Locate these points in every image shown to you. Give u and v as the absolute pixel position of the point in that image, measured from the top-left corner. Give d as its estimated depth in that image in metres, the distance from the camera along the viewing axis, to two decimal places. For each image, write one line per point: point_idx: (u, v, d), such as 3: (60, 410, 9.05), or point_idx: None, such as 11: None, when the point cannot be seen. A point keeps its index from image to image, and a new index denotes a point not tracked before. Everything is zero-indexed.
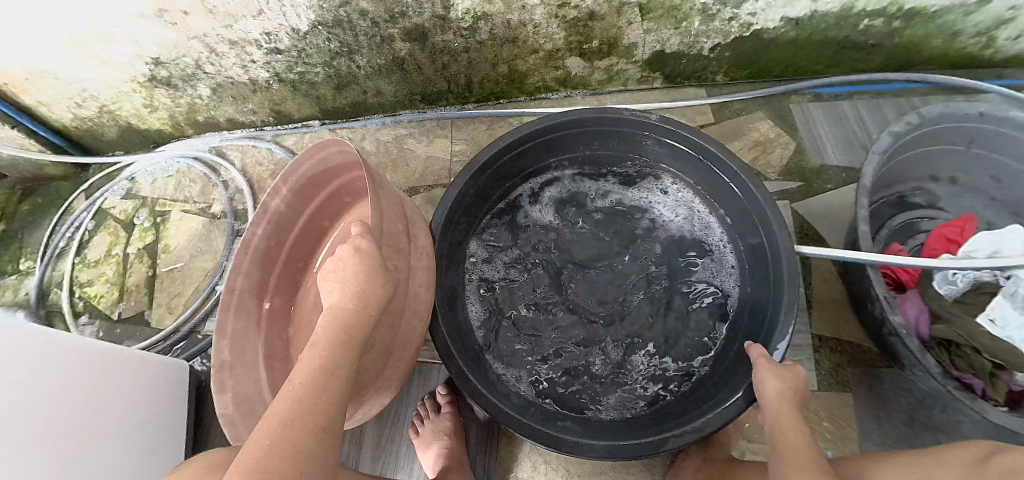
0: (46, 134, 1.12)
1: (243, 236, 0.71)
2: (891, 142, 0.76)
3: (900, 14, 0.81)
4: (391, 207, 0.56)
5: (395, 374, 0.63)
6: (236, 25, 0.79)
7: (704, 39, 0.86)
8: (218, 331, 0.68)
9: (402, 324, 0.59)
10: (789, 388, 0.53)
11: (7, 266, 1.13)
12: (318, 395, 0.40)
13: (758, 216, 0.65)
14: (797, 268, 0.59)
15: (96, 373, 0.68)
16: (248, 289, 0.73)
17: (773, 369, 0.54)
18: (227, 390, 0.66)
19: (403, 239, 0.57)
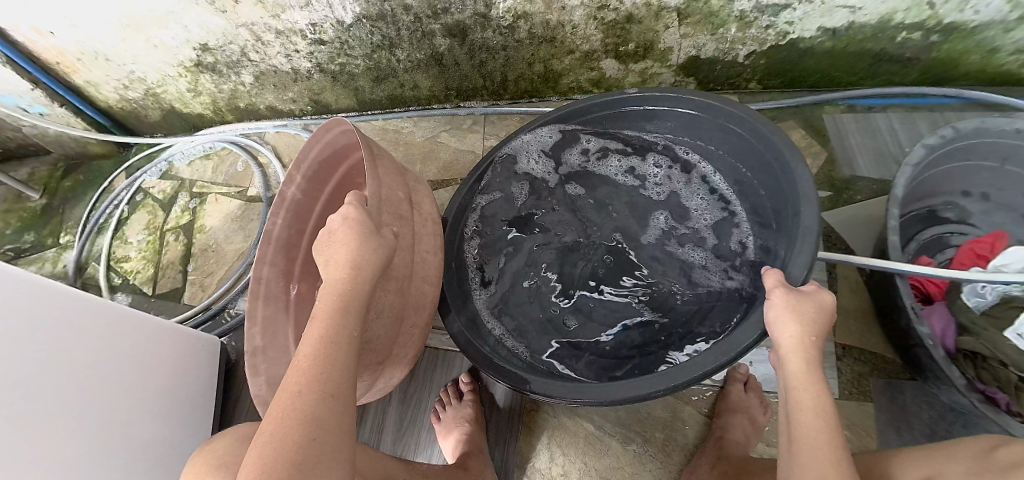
0: (92, 113, 1.17)
1: (265, 228, 0.74)
2: (924, 154, 0.75)
3: (938, 28, 0.81)
4: (387, 180, 0.60)
5: (411, 340, 0.67)
6: (284, 15, 0.82)
7: (740, 46, 0.86)
8: (251, 318, 0.70)
9: (411, 289, 0.63)
10: (812, 328, 0.46)
11: (49, 239, 1.18)
12: (322, 364, 0.44)
13: (773, 160, 0.61)
14: (814, 201, 0.53)
15: (94, 333, 0.64)
16: (275, 276, 0.76)
17: (795, 309, 0.46)
18: (261, 373, 0.67)
19: (403, 207, 0.62)
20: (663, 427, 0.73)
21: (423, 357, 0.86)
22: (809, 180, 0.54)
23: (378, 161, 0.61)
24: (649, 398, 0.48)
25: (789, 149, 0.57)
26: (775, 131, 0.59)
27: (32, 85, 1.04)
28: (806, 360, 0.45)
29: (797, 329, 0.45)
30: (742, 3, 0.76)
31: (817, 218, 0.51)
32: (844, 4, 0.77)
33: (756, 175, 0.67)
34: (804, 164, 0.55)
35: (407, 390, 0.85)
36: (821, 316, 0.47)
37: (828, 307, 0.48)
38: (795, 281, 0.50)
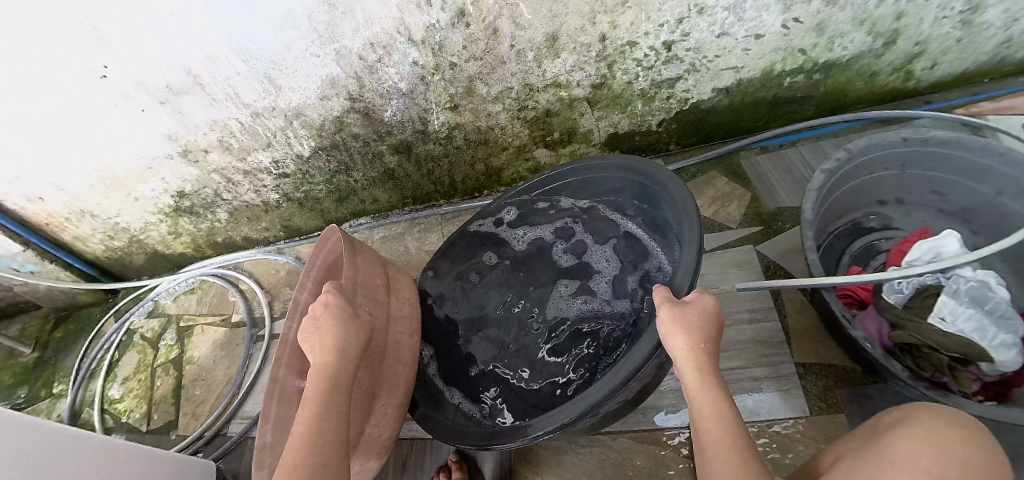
0: (80, 265, 1.25)
1: (284, 330, 0.75)
2: (825, 178, 0.86)
3: (817, 68, 0.94)
4: (366, 267, 0.71)
5: (386, 420, 0.70)
6: (249, 157, 0.94)
7: (651, 117, 0.98)
8: (264, 418, 0.67)
9: (385, 368, 0.69)
10: (699, 335, 0.52)
11: (42, 391, 1.20)
12: (314, 436, 0.49)
13: (649, 182, 0.73)
14: (688, 198, 0.64)
15: (92, 470, 0.67)
16: (291, 376, 0.74)
17: (679, 323, 0.51)
18: (267, 469, 0.63)
19: (379, 291, 0.72)
20: (649, 474, 0.74)
21: (411, 448, 0.87)
22: (691, 204, 0.63)
23: (358, 251, 0.72)
24: (597, 407, 0.54)
25: (674, 185, 0.68)
26: (661, 174, 0.71)
27: (23, 246, 1.12)
28: (699, 368, 0.51)
29: (686, 341, 0.51)
30: (641, 83, 0.89)
31: (697, 223, 0.60)
32: (728, 66, 0.90)
33: (640, 202, 0.79)
34: (682, 185, 0.66)
35: None
36: (704, 321, 0.53)
37: (709, 308, 0.55)
38: (682, 291, 0.57)
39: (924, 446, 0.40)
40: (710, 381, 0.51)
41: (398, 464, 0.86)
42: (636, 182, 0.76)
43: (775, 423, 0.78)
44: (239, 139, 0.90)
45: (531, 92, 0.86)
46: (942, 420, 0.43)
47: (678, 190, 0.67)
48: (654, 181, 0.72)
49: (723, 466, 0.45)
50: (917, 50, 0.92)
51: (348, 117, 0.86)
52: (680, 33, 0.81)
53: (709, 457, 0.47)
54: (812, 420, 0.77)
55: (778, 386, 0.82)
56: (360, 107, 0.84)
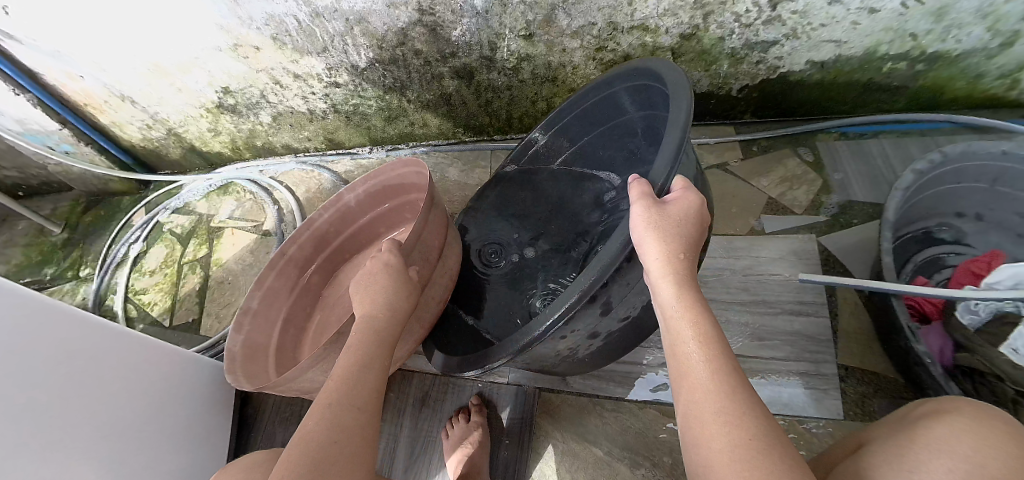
0: (116, 152, 1.23)
1: (312, 215, 0.88)
2: (914, 178, 0.79)
3: (923, 58, 0.84)
4: (432, 227, 0.72)
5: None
6: (302, 60, 0.88)
7: (734, 81, 0.91)
8: (258, 285, 0.84)
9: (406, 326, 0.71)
10: (676, 240, 0.46)
11: (68, 272, 1.21)
12: (354, 384, 0.47)
13: (638, 80, 0.71)
14: (674, 70, 0.61)
15: (121, 368, 0.67)
16: (297, 258, 0.89)
17: (654, 223, 0.46)
18: (243, 332, 0.80)
19: (433, 253, 0.72)
20: (670, 450, 0.69)
21: (433, 384, 0.84)
22: (681, 78, 0.58)
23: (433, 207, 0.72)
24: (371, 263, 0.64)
25: (667, 67, 0.63)
26: (656, 62, 0.65)
27: (60, 125, 1.11)
28: (674, 272, 0.45)
29: (660, 241, 0.46)
30: (732, 42, 0.82)
31: (683, 85, 0.56)
32: (830, 38, 0.82)
33: (637, 110, 0.76)
34: (666, 60, 0.64)
35: (420, 416, 0.82)
36: (682, 224, 0.48)
37: (691, 211, 0.49)
38: (659, 188, 0.51)
39: (963, 425, 0.37)
40: (686, 287, 0.45)
41: (418, 397, 0.83)
42: (640, 86, 0.71)
43: (807, 421, 0.73)
44: (294, 39, 0.83)
45: (613, 33, 0.78)
46: (986, 409, 0.39)
47: (662, 66, 0.63)
48: (652, 74, 0.66)
49: (708, 401, 0.35)
50: None
51: (413, 30, 0.79)
52: None
53: (682, 389, 0.38)
54: (849, 426, 0.72)
55: (816, 384, 0.76)
56: (428, 22, 0.77)
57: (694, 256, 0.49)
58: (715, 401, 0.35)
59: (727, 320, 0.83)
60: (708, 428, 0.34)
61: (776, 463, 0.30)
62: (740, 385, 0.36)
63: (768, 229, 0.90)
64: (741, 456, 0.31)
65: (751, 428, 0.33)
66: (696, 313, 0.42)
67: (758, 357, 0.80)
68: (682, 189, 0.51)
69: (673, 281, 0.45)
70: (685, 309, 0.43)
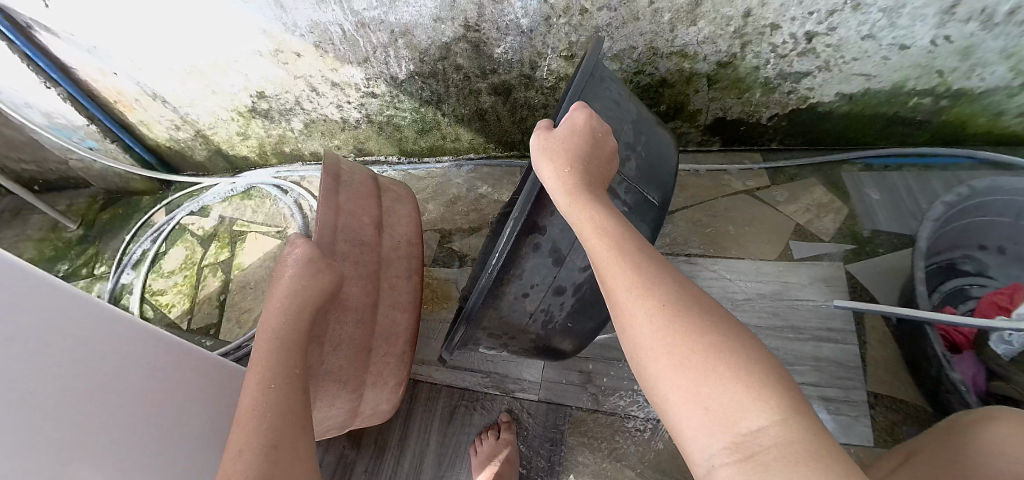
0: (140, 150, 1.22)
1: None
2: (943, 210, 0.80)
3: (948, 94, 0.85)
4: (349, 207, 0.68)
5: (387, 368, 0.72)
6: (341, 70, 0.89)
7: (765, 109, 0.92)
8: None
9: (380, 319, 0.69)
10: (569, 152, 0.49)
11: (83, 270, 1.19)
12: (265, 408, 0.45)
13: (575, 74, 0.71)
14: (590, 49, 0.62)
15: (159, 386, 0.55)
16: None
17: (547, 148, 0.50)
18: None
19: (366, 233, 0.69)
20: None
21: (460, 399, 0.83)
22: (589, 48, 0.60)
23: (341, 189, 0.69)
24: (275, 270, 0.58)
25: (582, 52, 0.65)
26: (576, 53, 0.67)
27: (87, 120, 1.11)
28: (572, 180, 0.47)
29: (559, 161, 0.49)
30: (767, 71, 0.84)
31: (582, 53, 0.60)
32: (860, 72, 0.83)
33: None
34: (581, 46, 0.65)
35: (447, 431, 0.81)
36: (575, 137, 0.50)
37: (585, 125, 0.51)
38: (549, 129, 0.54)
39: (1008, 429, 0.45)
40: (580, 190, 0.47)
41: (446, 412, 0.82)
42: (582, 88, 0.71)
43: None
44: (336, 47, 0.84)
45: (653, 57, 0.81)
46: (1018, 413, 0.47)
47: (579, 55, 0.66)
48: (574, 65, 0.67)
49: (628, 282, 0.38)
50: None
51: (456, 46, 0.80)
52: (827, 26, 0.75)
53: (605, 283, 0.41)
54: (877, 454, 0.71)
55: (845, 411, 0.76)
56: (472, 38, 0.78)
57: (596, 163, 0.51)
58: (633, 283, 0.38)
59: None
60: (631, 310, 0.37)
61: (687, 320, 0.35)
62: (647, 262, 0.39)
63: (796, 255, 0.90)
64: (659, 323, 0.35)
65: (663, 299, 0.36)
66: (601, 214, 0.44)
67: None
68: (580, 107, 0.52)
69: (573, 188, 0.47)
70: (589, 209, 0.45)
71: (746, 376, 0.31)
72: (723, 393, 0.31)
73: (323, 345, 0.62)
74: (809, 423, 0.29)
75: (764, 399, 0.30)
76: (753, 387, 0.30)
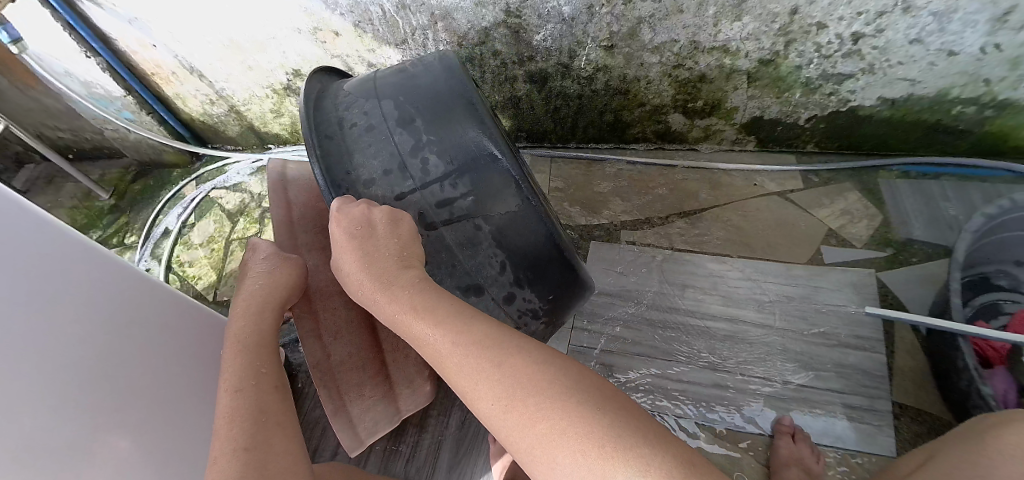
0: (174, 123, 1.25)
1: None
2: (982, 223, 0.79)
3: (994, 104, 0.83)
4: (304, 200, 0.66)
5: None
6: (379, 50, 0.90)
7: (802, 110, 0.91)
8: None
9: None
10: (365, 249, 0.45)
11: (114, 239, 1.22)
12: (228, 416, 0.43)
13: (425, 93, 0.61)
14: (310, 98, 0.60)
15: (170, 355, 0.57)
16: None
17: (349, 250, 0.46)
18: None
19: (328, 218, 0.67)
20: None
21: None
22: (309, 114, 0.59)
23: (289, 185, 0.66)
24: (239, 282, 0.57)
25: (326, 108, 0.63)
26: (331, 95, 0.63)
27: (125, 91, 1.13)
28: (373, 283, 0.44)
29: (354, 266, 0.46)
30: (809, 71, 0.82)
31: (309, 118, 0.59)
32: (905, 76, 0.81)
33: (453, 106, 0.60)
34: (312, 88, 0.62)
35: (466, 415, 0.81)
36: (354, 232, 0.46)
37: (357, 220, 0.47)
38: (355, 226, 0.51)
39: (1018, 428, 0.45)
40: (387, 285, 0.43)
41: (466, 396, 0.83)
42: None
43: (860, 456, 0.72)
44: (375, 28, 0.84)
45: (693, 51, 0.80)
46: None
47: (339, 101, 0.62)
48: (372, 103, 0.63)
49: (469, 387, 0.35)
50: None
51: (495, 31, 0.80)
52: (875, 27, 0.73)
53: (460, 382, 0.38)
54: None
55: (869, 420, 0.75)
56: (512, 23, 0.78)
57: (402, 240, 0.47)
58: (465, 388, 0.35)
59: (782, 348, 0.82)
60: (484, 407, 0.34)
61: (529, 401, 0.32)
62: (466, 350, 0.36)
63: (827, 260, 0.89)
64: (506, 419, 0.32)
65: (498, 386, 0.33)
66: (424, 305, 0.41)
67: (810, 388, 0.79)
68: (335, 208, 0.48)
69: (379, 293, 0.43)
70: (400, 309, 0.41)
71: (588, 446, 0.28)
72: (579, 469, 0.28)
73: (321, 338, 0.60)
74: (670, 461, 0.27)
75: (612, 466, 0.27)
76: (600, 454, 0.28)
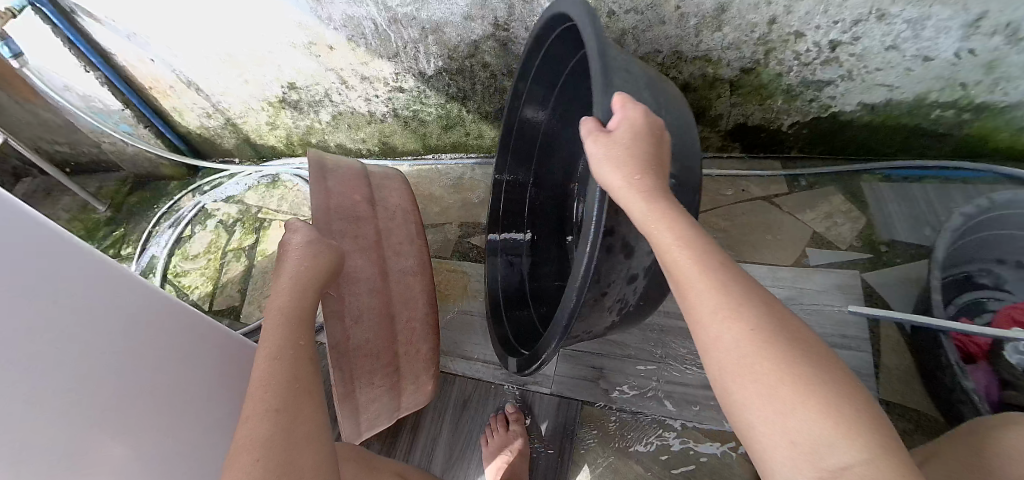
0: (172, 137, 1.26)
1: None
2: (962, 223, 0.81)
3: (971, 107, 0.85)
4: (341, 190, 0.71)
5: (415, 335, 0.72)
6: (371, 64, 0.92)
7: (785, 116, 0.93)
8: None
9: (392, 286, 0.70)
10: (637, 154, 0.42)
11: (112, 250, 1.23)
12: (264, 380, 0.44)
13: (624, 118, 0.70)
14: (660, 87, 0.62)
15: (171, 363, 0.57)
16: None
17: (613, 150, 0.43)
18: None
19: (361, 209, 0.71)
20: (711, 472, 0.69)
21: (474, 390, 0.85)
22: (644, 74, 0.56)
23: (329, 176, 0.71)
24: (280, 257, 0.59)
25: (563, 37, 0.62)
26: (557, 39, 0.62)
27: (123, 105, 1.15)
28: (645, 186, 0.41)
29: (629, 171, 0.42)
30: (790, 78, 0.85)
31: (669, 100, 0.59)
32: (883, 82, 0.84)
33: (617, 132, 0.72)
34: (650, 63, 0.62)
35: (459, 419, 0.82)
36: (638, 139, 0.43)
37: (640, 124, 0.44)
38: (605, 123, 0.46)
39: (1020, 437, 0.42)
40: (654, 196, 0.41)
41: (459, 399, 0.84)
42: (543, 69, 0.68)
43: None
44: (369, 42, 0.87)
45: (677, 61, 0.82)
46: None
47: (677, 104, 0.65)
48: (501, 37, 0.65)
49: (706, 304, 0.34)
50: None
51: (485, 44, 0.82)
52: (852, 35, 0.76)
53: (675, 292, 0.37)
54: None
55: None
56: (501, 36, 0.80)
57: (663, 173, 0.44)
58: (715, 306, 0.33)
59: None
60: (716, 329, 0.33)
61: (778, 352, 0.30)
62: (743, 292, 0.34)
63: (811, 262, 0.91)
64: (747, 351, 0.31)
65: (752, 321, 0.32)
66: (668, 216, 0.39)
67: None
68: (619, 103, 0.45)
69: (645, 197, 0.40)
70: (671, 221, 0.39)
71: (832, 412, 0.27)
72: (797, 417, 0.27)
73: (343, 320, 0.63)
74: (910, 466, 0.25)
75: (847, 436, 0.26)
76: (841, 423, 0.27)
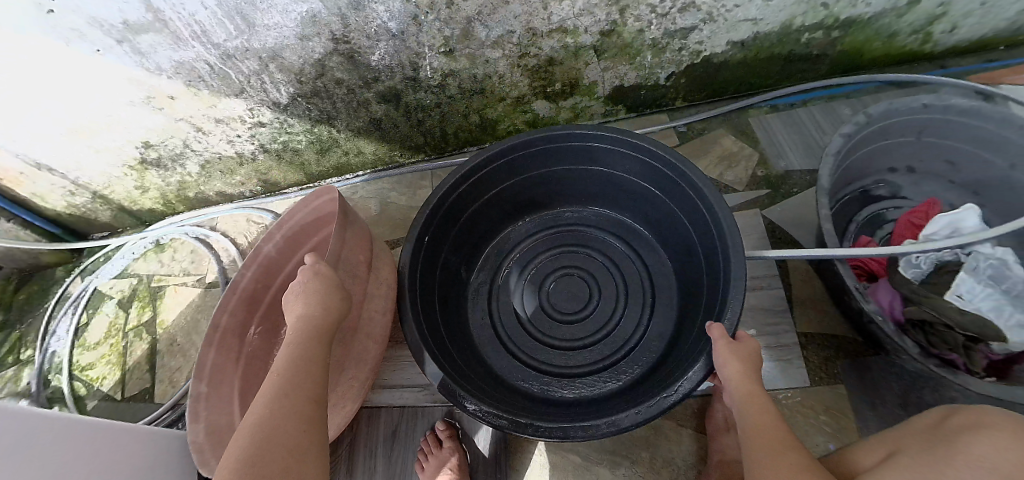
0: (41, 223, 1.15)
1: (233, 278, 0.77)
2: (841, 143, 0.81)
3: (837, 25, 0.86)
4: (352, 245, 0.66)
5: (352, 391, 0.70)
6: (220, 104, 0.85)
7: (659, 70, 0.92)
8: (197, 367, 0.72)
9: (354, 342, 0.69)
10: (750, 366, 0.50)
11: (7, 358, 1.11)
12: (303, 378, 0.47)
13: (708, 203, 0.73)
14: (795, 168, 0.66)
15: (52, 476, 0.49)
16: (233, 326, 0.78)
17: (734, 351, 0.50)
18: (201, 419, 0.68)
19: (360, 270, 0.67)
20: (646, 444, 0.70)
21: (401, 417, 0.81)
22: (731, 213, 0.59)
23: (349, 225, 0.65)
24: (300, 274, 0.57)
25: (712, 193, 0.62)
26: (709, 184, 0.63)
27: None
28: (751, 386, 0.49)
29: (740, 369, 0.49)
30: (652, 32, 0.83)
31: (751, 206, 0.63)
32: (746, 17, 0.83)
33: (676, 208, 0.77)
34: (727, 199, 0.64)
35: (392, 450, 0.79)
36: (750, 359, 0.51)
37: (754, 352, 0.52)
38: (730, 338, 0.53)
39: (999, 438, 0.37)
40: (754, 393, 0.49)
41: (388, 428, 0.80)
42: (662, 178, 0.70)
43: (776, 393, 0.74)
44: (209, 83, 0.80)
45: (533, 38, 0.79)
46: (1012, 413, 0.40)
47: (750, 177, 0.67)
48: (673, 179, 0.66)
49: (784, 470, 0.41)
50: (939, 10, 0.85)
51: (331, 60, 0.77)
52: None
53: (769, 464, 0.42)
54: (815, 391, 0.73)
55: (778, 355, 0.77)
56: (344, 49, 0.75)
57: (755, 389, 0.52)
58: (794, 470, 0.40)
59: None
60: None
61: None
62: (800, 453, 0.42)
63: None
64: None
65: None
66: (757, 397, 0.48)
67: None
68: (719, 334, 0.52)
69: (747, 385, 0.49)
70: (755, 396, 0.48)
71: None
72: None
73: None
74: None
75: None
76: None
